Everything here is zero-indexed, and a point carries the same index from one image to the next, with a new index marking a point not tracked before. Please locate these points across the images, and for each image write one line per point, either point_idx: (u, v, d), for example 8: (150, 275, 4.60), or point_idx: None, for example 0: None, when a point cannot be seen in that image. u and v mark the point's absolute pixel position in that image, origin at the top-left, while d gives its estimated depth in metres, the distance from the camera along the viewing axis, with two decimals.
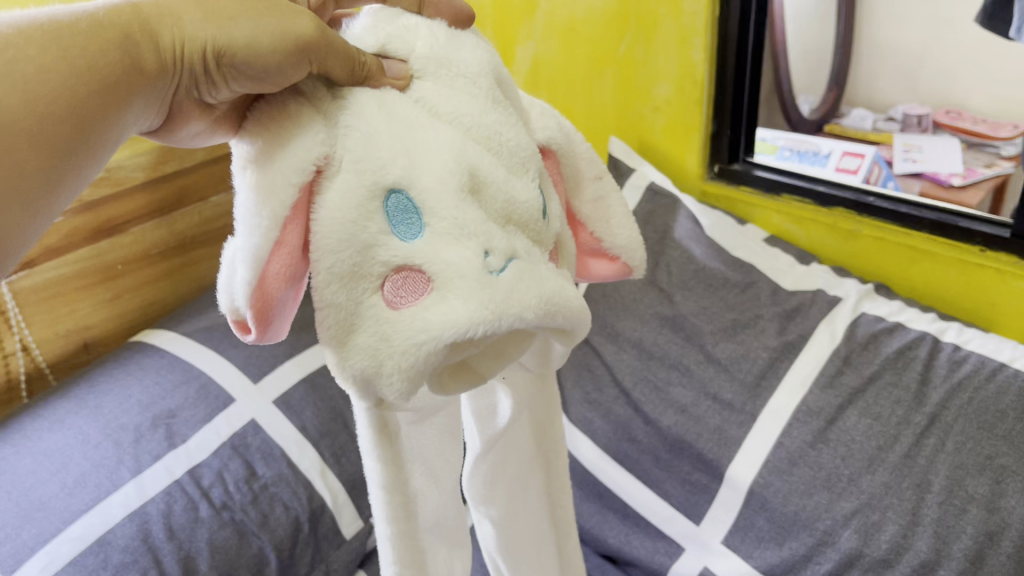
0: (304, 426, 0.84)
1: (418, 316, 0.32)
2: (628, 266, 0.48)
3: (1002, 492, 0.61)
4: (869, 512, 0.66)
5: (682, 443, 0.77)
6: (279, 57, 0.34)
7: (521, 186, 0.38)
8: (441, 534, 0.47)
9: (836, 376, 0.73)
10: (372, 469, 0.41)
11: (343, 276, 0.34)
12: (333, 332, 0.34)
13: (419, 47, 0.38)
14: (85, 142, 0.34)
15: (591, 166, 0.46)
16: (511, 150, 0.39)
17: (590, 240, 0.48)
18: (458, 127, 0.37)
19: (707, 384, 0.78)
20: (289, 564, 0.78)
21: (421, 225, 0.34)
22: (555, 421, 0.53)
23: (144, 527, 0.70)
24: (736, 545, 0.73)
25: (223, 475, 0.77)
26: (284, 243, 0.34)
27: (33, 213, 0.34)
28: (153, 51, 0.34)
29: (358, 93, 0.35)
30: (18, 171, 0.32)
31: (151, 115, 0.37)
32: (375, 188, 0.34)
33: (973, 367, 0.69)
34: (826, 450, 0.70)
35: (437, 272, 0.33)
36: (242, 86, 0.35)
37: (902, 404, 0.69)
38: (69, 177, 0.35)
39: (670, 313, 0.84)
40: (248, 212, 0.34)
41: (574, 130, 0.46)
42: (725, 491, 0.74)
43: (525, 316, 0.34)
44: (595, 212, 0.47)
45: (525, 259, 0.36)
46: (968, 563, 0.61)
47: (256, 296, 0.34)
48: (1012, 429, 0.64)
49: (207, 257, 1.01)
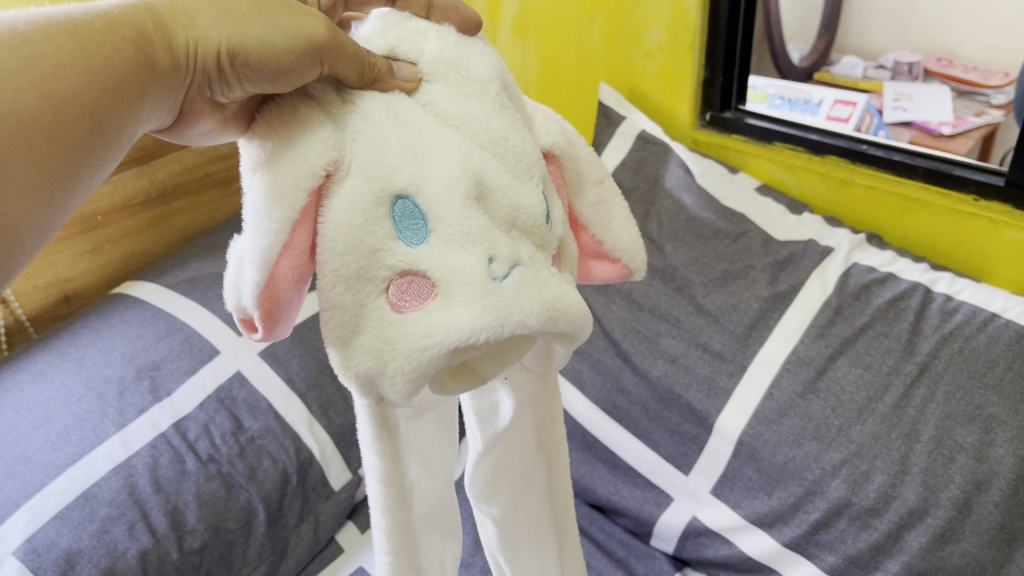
0: (291, 378, 0.83)
1: (422, 320, 0.33)
2: (629, 267, 0.47)
3: (991, 442, 0.62)
4: (859, 461, 0.66)
5: (672, 393, 0.77)
6: (291, 55, 0.33)
7: (525, 191, 0.38)
8: (435, 525, 0.46)
9: (827, 326, 0.72)
10: (372, 463, 0.41)
11: (349, 279, 0.34)
12: (337, 330, 0.34)
13: (428, 50, 0.38)
14: (100, 140, 0.34)
15: (594, 169, 0.45)
16: (516, 155, 0.38)
17: (592, 243, 0.47)
18: (467, 133, 0.37)
19: (697, 334, 0.77)
20: (277, 515, 0.78)
21: (427, 231, 0.34)
22: (557, 423, 0.52)
23: (130, 480, 0.70)
24: (725, 495, 0.74)
25: (209, 428, 0.76)
26: (293, 245, 0.34)
27: (52, 208, 0.33)
28: (167, 50, 0.34)
29: (368, 97, 0.35)
30: (35, 163, 0.32)
31: (163, 113, 0.36)
32: (384, 193, 0.34)
33: (964, 317, 0.69)
34: (816, 400, 0.70)
35: (442, 278, 0.33)
36: (255, 86, 0.34)
37: (893, 353, 0.69)
38: (85, 174, 0.34)
39: (660, 264, 0.82)
40: (258, 214, 0.33)
41: (575, 132, 0.45)
42: (714, 441, 0.74)
43: (528, 322, 0.34)
44: (597, 215, 0.46)
45: (529, 265, 0.36)
46: (956, 511, 0.62)
47: (263, 296, 0.34)
48: (1002, 378, 0.64)
49: (189, 207, 0.99)
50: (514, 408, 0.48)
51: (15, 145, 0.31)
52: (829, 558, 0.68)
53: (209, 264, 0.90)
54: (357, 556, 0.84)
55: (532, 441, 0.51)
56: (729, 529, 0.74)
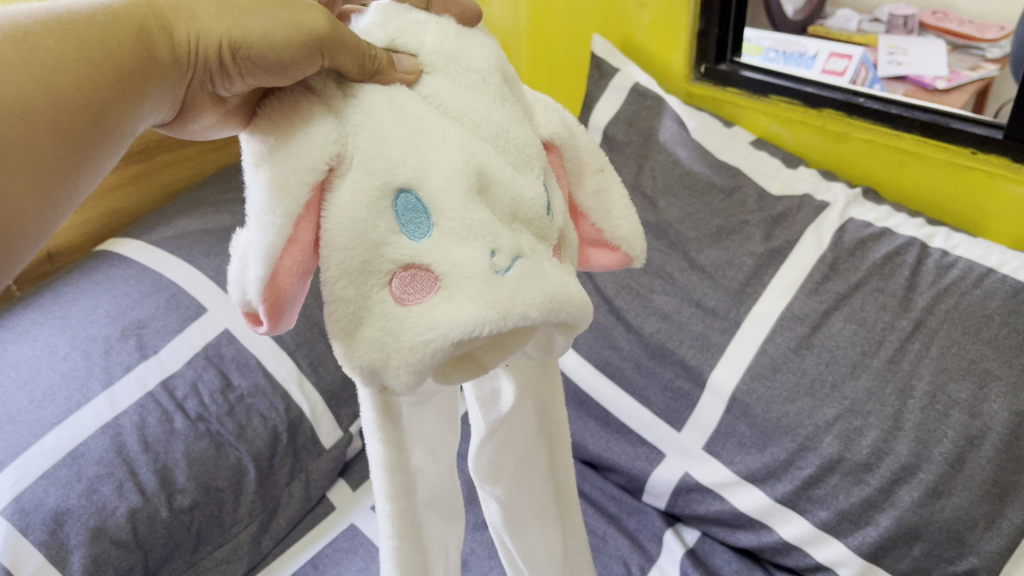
0: (280, 336, 0.81)
1: (426, 314, 0.33)
2: (629, 255, 0.47)
3: (985, 397, 0.62)
4: (852, 417, 0.66)
5: (664, 350, 0.76)
6: (291, 49, 0.34)
7: (528, 183, 0.38)
8: (438, 508, 0.47)
9: (822, 282, 0.72)
10: (377, 451, 0.42)
11: (353, 273, 0.34)
12: (342, 324, 0.35)
13: (428, 42, 0.39)
14: (102, 130, 0.35)
15: (594, 158, 0.46)
16: (517, 147, 0.39)
17: (592, 231, 0.48)
18: (468, 125, 0.38)
19: (690, 290, 0.76)
20: (268, 473, 0.78)
21: (430, 225, 0.35)
22: (559, 407, 0.52)
23: (118, 439, 0.69)
24: (718, 451, 0.74)
25: (198, 387, 0.75)
26: (297, 239, 0.34)
27: (57, 194, 0.35)
28: (168, 45, 0.36)
29: (369, 89, 0.36)
30: (38, 149, 0.34)
31: (164, 106, 0.38)
32: (386, 186, 0.34)
33: (961, 272, 0.68)
34: (810, 356, 0.69)
35: (446, 272, 0.34)
36: (257, 80, 0.36)
37: (888, 309, 0.68)
38: (87, 163, 0.36)
39: (653, 220, 0.81)
40: (261, 209, 0.34)
41: (576, 123, 0.46)
42: (707, 397, 0.74)
43: (530, 314, 0.34)
44: (597, 204, 0.46)
45: (531, 257, 0.36)
46: (948, 466, 0.62)
47: (269, 290, 0.34)
48: (997, 334, 0.63)
49: (173, 162, 0.97)
50: (516, 393, 0.48)
51: (18, 132, 0.33)
52: (820, 513, 0.68)
53: (194, 221, 0.88)
54: (349, 514, 0.84)
55: (534, 426, 0.51)
56: (721, 485, 0.74)
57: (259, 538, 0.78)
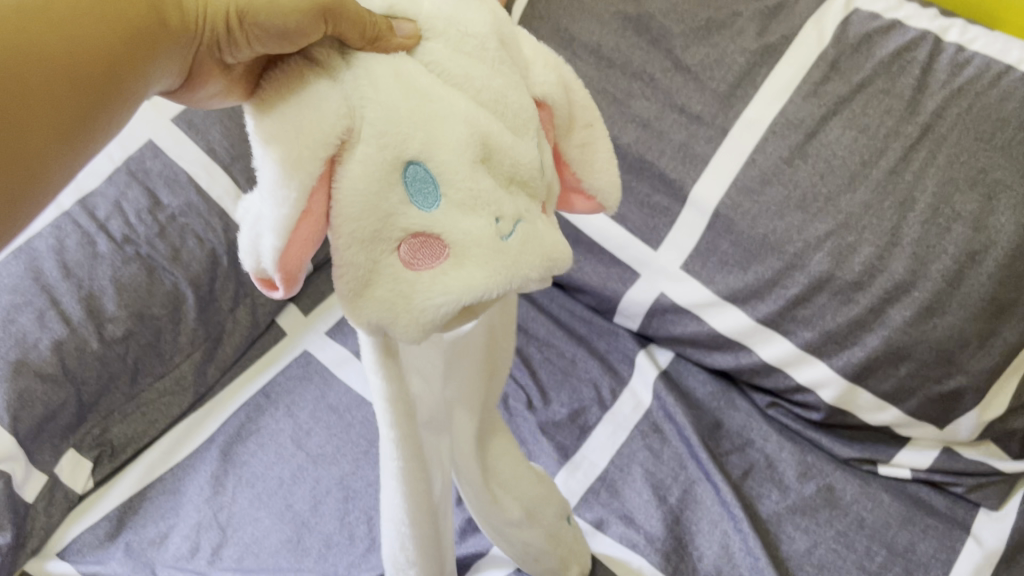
0: (211, 147, 0.69)
1: (438, 281, 0.31)
2: (603, 205, 0.43)
3: (992, 210, 0.57)
4: (846, 233, 0.61)
5: (642, 162, 0.69)
6: (298, 15, 0.31)
7: (527, 147, 0.35)
8: (434, 426, 0.44)
9: (821, 83, 0.64)
10: (376, 384, 0.37)
11: (363, 240, 0.30)
12: (350, 286, 0.31)
13: (426, 7, 0.35)
14: (118, 96, 0.31)
15: (584, 112, 0.41)
16: (515, 111, 0.35)
17: (572, 179, 0.43)
18: (469, 93, 0.34)
19: (672, 94, 0.68)
20: (209, 300, 0.70)
21: (438, 195, 0.32)
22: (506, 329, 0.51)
23: (34, 266, 0.63)
24: (698, 270, 0.69)
25: (122, 206, 0.66)
26: (311, 212, 0.30)
27: (64, 165, 0.30)
28: (178, 10, 0.32)
29: (371, 60, 0.32)
30: (49, 109, 0.29)
31: (170, 77, 0.33)
32: (397, 161, 0.31)
33: (976, 70, 0.60)
34: (803, 167, 0.63)
35: (455, 241, 0.31)
36: (265, 48, 0.32)
37: (893, 114, 0.61)
38: (101, 133, 0.31)
39: (634, 10, 0.69)
40: (271, 182, 0.30)
41: (569, 75, 0.42)
42: (689, 213, 0.68)
43: (531, 279, 0.33)
44: (582, 156, 0.42)
45: (530, 219, 0.35)
46: (946, 283, 0.58)
47: (284, 263, 0.30)
48: (1012, 140, 0.57)
49: None
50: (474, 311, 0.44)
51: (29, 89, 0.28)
52: (805, 334, 0.65)
53: None
54: (303, 339, 0.78)
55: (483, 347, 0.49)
56: (699, 306, 0.70)
57: (205, 366, 0.72)
